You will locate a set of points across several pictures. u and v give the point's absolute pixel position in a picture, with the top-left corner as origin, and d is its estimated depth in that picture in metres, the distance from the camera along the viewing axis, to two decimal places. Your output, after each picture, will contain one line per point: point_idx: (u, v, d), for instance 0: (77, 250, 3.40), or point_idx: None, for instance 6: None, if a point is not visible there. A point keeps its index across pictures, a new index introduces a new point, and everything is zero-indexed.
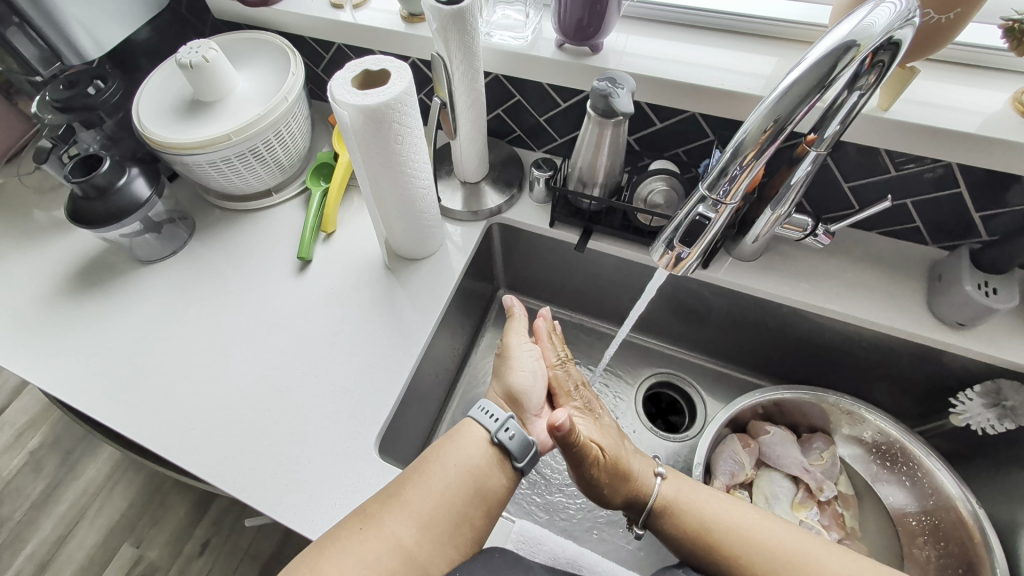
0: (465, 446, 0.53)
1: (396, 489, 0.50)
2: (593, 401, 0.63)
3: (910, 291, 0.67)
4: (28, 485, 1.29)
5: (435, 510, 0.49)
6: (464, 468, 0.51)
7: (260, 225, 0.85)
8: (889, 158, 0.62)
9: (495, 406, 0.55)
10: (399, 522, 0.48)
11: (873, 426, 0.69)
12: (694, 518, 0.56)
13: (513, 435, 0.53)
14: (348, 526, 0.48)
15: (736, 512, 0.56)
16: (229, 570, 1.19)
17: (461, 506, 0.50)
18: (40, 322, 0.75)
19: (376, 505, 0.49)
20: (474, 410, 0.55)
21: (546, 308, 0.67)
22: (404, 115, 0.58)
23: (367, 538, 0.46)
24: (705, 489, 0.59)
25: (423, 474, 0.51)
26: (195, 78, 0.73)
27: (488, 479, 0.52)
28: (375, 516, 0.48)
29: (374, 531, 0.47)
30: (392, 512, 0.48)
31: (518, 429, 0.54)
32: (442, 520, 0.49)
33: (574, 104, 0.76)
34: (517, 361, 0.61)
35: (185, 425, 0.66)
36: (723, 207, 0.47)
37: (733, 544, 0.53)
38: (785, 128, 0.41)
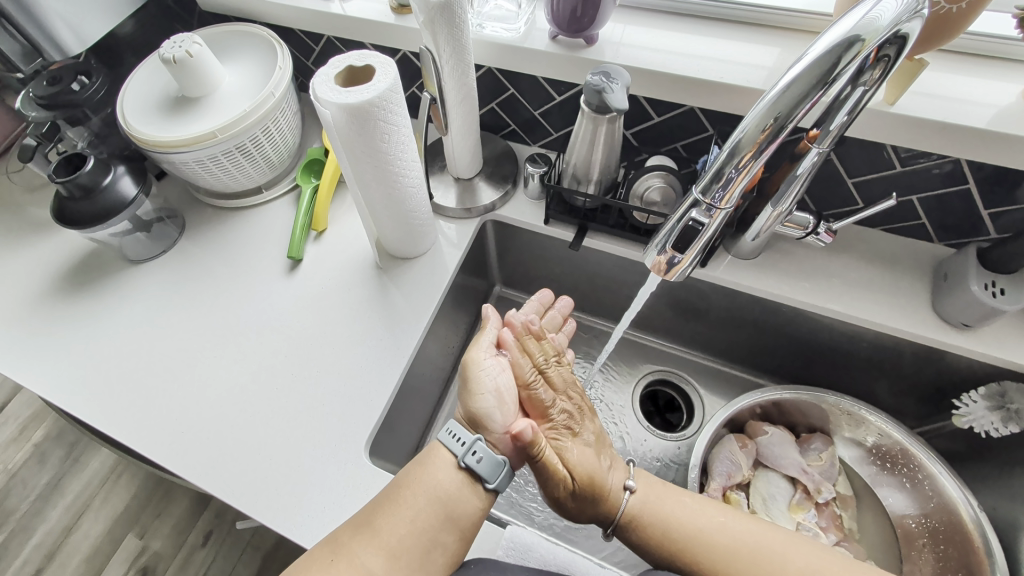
0: (435, 468, 0.51)
1: (367, 517, 0.49)
2: (575, 414, 0.58)
3: (914, 290, 0.65)
4: (33, 477, 1.30)
5: (405, 538, 0.47)
6: (433, 491, 0.49)
7: (250, 223, 0.84)
8: (894, 153, 0.60)
9: (462, 429, 0.52)
10: (370, 551, 0.46)
11: (874, 427, 0.67)
12: (658, 528, 0.53)
13: (481, 458, 0.50)
14: (319, 560, 0.46)
15: (704, 516, 0.54)
16: (232, 561, 1.20)
17: (432, 534, 0.48)
18: (31, 321, 0.75)
19: (347, 534, 0.48)
20: (441, 432, 0.52)
21: (512, 314, 0.58)
22: (391, 113, 0.56)
23: (339, 569, 0.45)
24: (671, 493, 0.56)
25: (392, 500, 0.49)
26: (179, 74, 0.71)
27: (461, 504, 0.50)
28: (344, 548, 0.46)
29: (344, 563, 0.45)
30: (360, 540, 0.47)
31: (487, 450, 0.51)
32: (413, 549, 0.47)
33: (569, 97, 0.74)
34: (478, 382, 0.54)
35: (176, 429, 0.65)
36: (718, 211, 0.45)
37: (695, 548, 0.52)
38: (786, 127, 0.39)
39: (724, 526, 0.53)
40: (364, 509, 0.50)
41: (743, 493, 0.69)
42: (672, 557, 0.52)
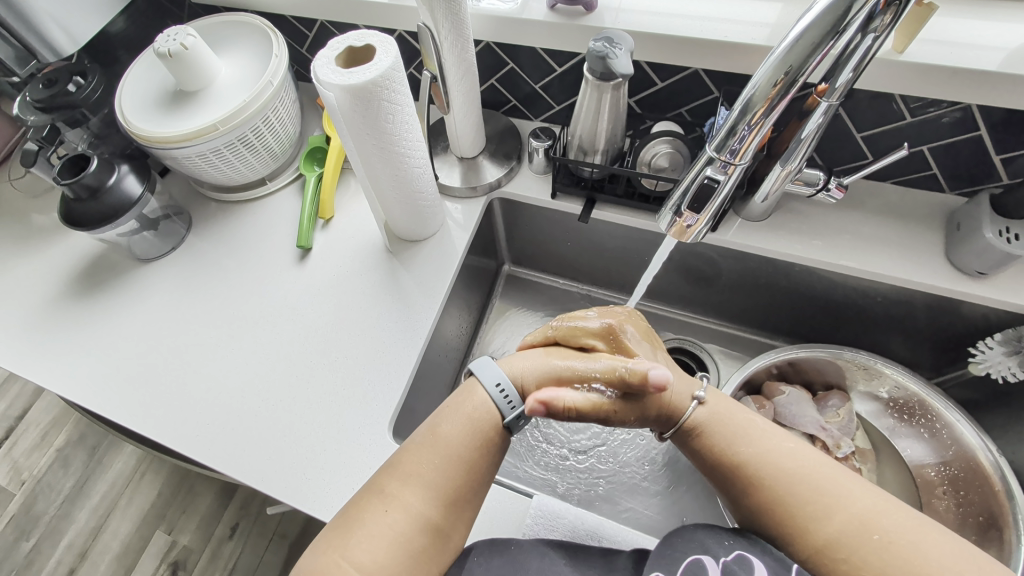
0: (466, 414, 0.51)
1: (410, 464, 0.49)
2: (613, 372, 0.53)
3: (927, 242, 0.65)
4: (59, 481, 1.33)
5: (453, 483, 0.48)
6: (469, 433, 0.50)
7: (257, 216, 0.84)
8: (903, 104, 0.59)
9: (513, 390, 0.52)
10: (423, 501, 0.47)
11: (889, 379, 0.68)
12: (722, 439, 0.51)
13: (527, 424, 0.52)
14: (370, 507, 0.47)
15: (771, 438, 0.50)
16: (260, 550, 1.23)
17: (477, 474, 0.50)
18: (48, 325, 0.75)
19: (388, 481, 0.48)
20: (489, 385, 0.52)
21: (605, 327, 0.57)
22: (393, 93, 0.56)
23: (394, 520, 0.46)
24: (741, 415, 0.52)
25: (434, 448, 0.49)
26: (174, 67, 0.70)
27: (499, 446, 0.51)
28: (397, 498, 0.47)
29: (400, 514, 0.46)
30: (410, 488, 0.48)
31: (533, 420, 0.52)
32: (461, 491, 0.49)
33: (570, 68, 0.73)
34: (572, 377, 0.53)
35: (200, 421, 0.66)
36: (732, 168, 0.45)
37: (754, 464, 0.48)
38: (798, 81, 0.39)
39: (778, 451, 0.49)
40: (405, 453, 0.50)
41: None
42: (725, 470, 0.50)
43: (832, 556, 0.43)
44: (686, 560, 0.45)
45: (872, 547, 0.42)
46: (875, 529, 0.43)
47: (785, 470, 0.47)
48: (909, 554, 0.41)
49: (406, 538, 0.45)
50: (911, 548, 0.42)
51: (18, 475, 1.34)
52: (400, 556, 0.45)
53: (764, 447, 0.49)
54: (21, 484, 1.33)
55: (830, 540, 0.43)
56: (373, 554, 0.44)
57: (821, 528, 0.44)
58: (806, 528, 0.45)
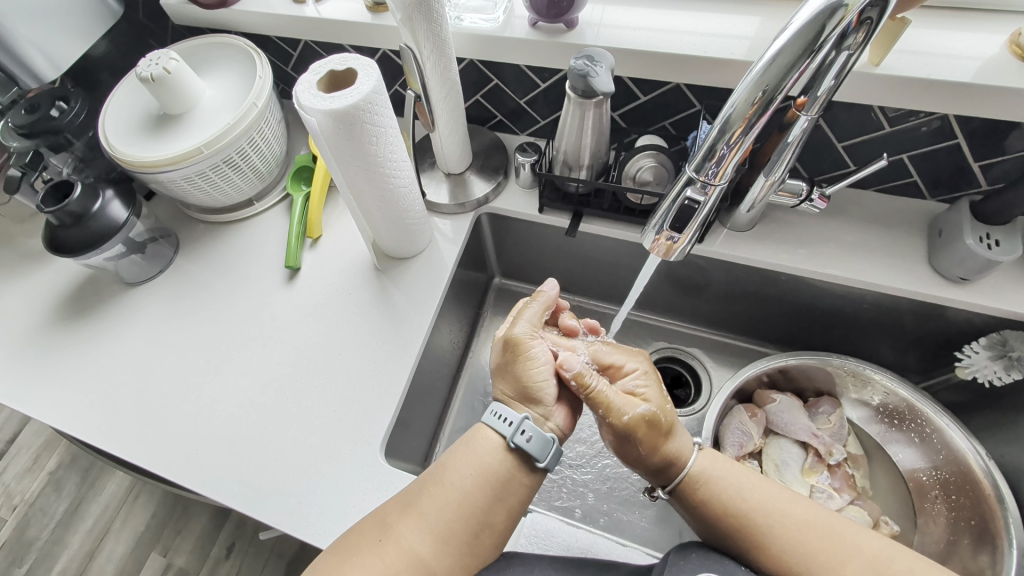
0: (472, 451, 0.51)
1: (412, 498, 0.50)
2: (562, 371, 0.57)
3: (911, 249, 0.65)
4: (51, 505, 1.31)
5: (450, 522, 0.48)
6: (474, 478, 0.50)
7: (244, 236, 0.83)
8: (882, 114, 0.60)
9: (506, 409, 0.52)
10: (419, 538, 0.47)
11: (879, 385, 0.68)
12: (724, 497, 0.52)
13: (530, 437, 0.51)
14: (367, 540, 0.48)
15: (768, 492, 0.52)
16: (257, 571, 1.21)
17: (479, 517, 0.49)
18: (33, 352, 0.74)
19: (391, 514, 0.49)
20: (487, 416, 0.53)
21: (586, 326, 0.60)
22: (376, 115, 0.55)
23: (387, 553, 0.46)
24: (740, 467, 0.54)
25: (437, 485, 0.50)
26: (158, 91, 0.70)
27: (507, 485, 0.50)
28: (393, 531, 0.48)
29: (394, 547, 0.47)
30: (407, 523, 0.48)
31: (535, 429, 0.51)
32: (461, 532, 0.48)
33: (554, 83, 0.73)
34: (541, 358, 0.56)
35: (189, 446, 0.66)
36: (713, 187, 0.45)
37: (762, 521, 0.50)
38: (775, 99, 0.39)
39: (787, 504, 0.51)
40: (408, 492, 0.50)
41: (756, 461, 0.71)
42: (733, 531, 0.50)
43: None
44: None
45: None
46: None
47: (802, 525, 0.49)
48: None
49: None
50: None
51: (10, 500, 1.32)
52: None
53: (774, 503, 0.51)
54: (13, 509, 1.31)
55: None
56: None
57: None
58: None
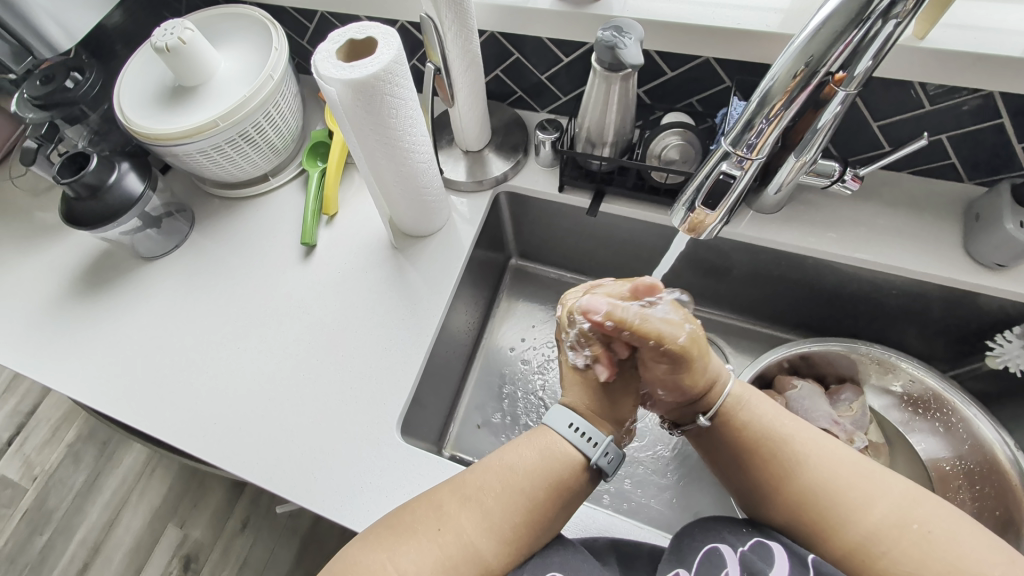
0: (541, 452, 0.50)
1: (471, 490, 0.49)
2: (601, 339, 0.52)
3: (944, 233, 0.63)
4: (70, 476, 1.34)
5: (512, 519, 0.48)
6: (540, 479, 0.49)
7: (260, 212, 0.83)
8: (923, 91, 0.57)
9: (593, 430, 0.51)
10: (479, 530, 0.47)
11: (905, 374, 0.67)
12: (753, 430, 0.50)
13: (612, 459, 0.51)
14: (423, 525, 0.48)
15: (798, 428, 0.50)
16: (271, 544, 1.24)
17: (541, 515, 0.48)
18: (53, 324, 0.75)
19: (449, 503, 0.49)
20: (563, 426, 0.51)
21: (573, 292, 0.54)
22: (396, 85, 0.54)
23: (445, 544, 0.46)
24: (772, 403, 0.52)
25: (502, 480, 0.49)
26: (173, 62, 0.69)
27: (572, 490, 0.50)
28: (451, 518, 0.48)
29: (452, 535, 0.47)
30: (467, 515, 0.48)
31: (617, 451, 0.51)
32: (521, 531, 0.48)
33: (577, 57, 0.71)
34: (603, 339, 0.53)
35: (208, 420, 0.66)
36: (749, 163, 0.44)
37: (788, 455, 0.48)
38: (818, 72, 0.38)
39: (818, 439, 0.49)
40: (468, 481, 0.50)
41: None
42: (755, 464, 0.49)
43: (872, 548, 0.44)
44: (703, 548, 0.48)
45: (913, 540, 0.43)
46: (914, 520, 0.44)
47: (829, 464, 0.48)
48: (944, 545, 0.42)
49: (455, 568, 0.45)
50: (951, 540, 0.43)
51: (31, 470, 1.35)
52: None
53: (805, 436, 0.49)
54: (34, 479, 1.34)
55: (873, 531, 0.44)
56: (417, 567, 0.45)
57: (857, 522, 0.45)
58: (848, 519, 0.45)
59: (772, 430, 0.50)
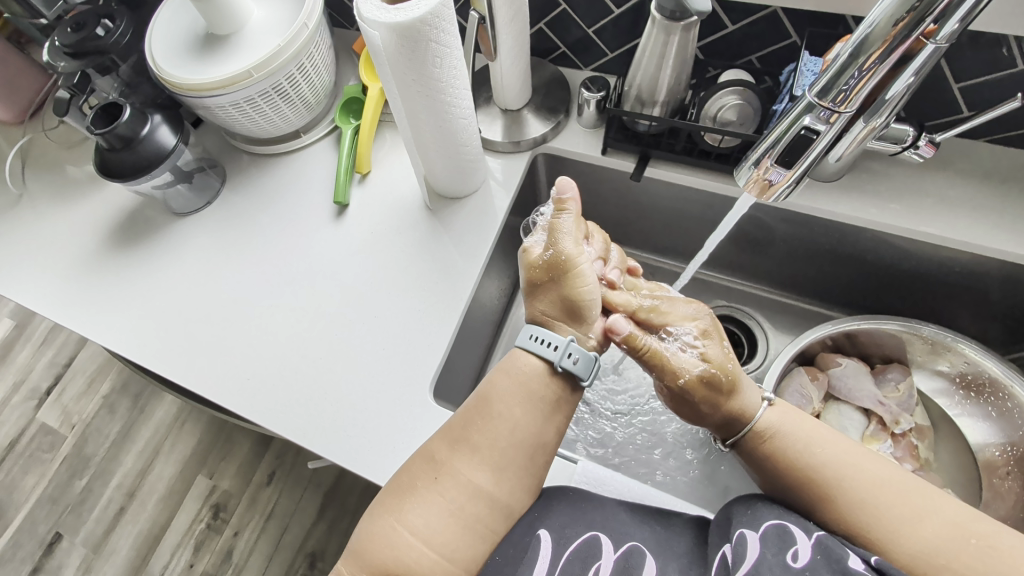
0: (514, 378, 0.51)
1: (459, 433, 0.50)
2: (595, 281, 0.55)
3: (1018, 208, 0.59)
4: (106, 426, 1.39)
5: (505, 450, 0.49)
6: (518, 407, 0.50)
7: (291, 170, 0.81)
8: (1015, 49, 0.52)
9: (549, 335, 0.52)
10: (475, 468, 0.48)
11: (960, 355, 0.64)
12: (787, 451, 0.49)
13: (577, 359, 0.51)
14: (422, 478, 0.48)
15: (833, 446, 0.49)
16: (296, 498, 1.27)
17: (530, 438, 0.50)
18: (89, 275, 0.75)
19: (441, 450, 0.49)
20: (525, 340, 0.52)
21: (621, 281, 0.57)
22: (441, 32, 0.51)
23: (448, 487, 0.47)
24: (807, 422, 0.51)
25: (486, 420, 0.49)
26: (206, 8, 0.66)
27: (553, 407, 0.51)
28: (446, 465, 0.48)
29: (452, 479, 0.48)
30: (462, 458, 0.48)
31: (582, 353, 0.51)
32: (517, 458, 0.49)
33: (629, 9, 0.67)
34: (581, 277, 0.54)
35: (242, 376, 0.66)
36: (835, 117, 0.40)
37: (825, 475, 0.47)
38: (926, 18, 0.34)
39: (874, 460, 0.48)
40: (455, 428, 0.50)
41: None
42: (792, 487, 0.48)
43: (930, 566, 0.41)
44: (770, 523, 0.43)
45: (975, 559, 0.41)
46: (971, 535, 0.42)
47: (874, 481, 0.46)
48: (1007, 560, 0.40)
49: (463, 507, 0.47)
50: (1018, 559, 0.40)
51: (69, 418, 1.41)
52: (456, 524, 0.46)
53: (848, 453, 0.48)
54: (72, 427, 1.39)
55: (928, 548, 0.42)
56: (430, 521, 0.46)
57: (909, 538, 0.42)
58: (905, 536, 0.43)
59: (810, 448, 0.49)
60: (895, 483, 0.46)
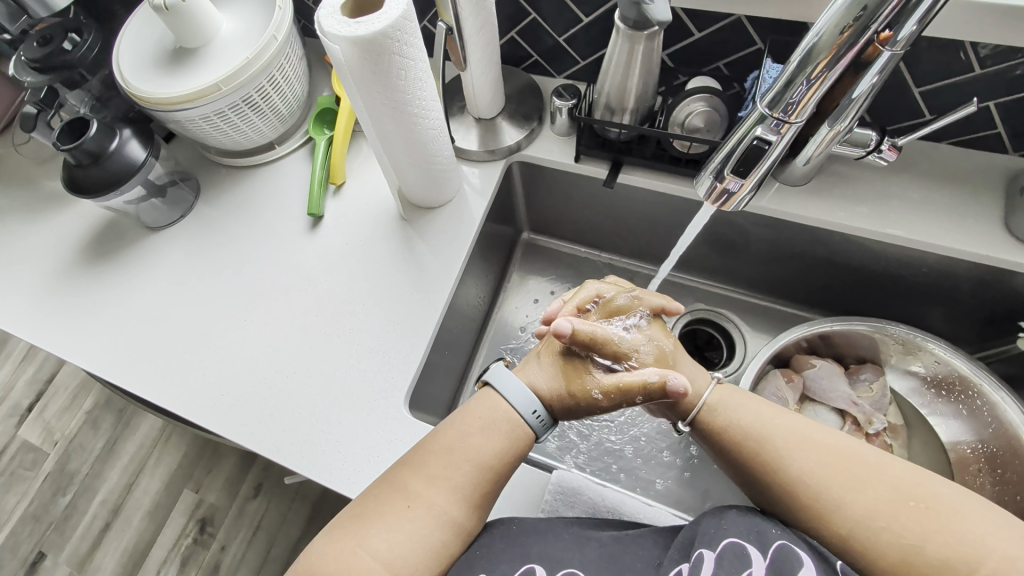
0: (490, 419, 0.51)
1: (432, 465, 0.49)
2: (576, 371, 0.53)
3: (981, 209, 0.60)
4: (89, 442, 1.37)
5: (477, 485, 0.49)
6: (494, 445, 0.50)
7: (265, 182, 0.81)
8: (972, 53, 0.53)
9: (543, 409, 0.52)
10: (447, 502, 0.48)
11: (930, 355, 0.65)
12: (736, 428, 0.50)
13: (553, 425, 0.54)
14: (392, 504, 0.48)
15: (780, 420, 0.50)
16: (283, 510, 1.26)
17: (500, 476, 0.50)
18: (60, 293, 0.74)
19: (413, 480, 0.49)
20: (526, 411, 0.52)
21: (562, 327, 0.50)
22: (405, 45, 0.51)
23: (418, 518, 0.47)
24: (755, 401, 0.52)
25: (461, 453, 0.50)
26: (172, 21, 0.66)
27: (525, 450, 0.52)
28: (418, 494, 0.48)
29: (422, 510, 0.47)
30: (434, 489, 0.48)
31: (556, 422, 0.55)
32: (485, 495, 0.50)
33: (598, 18, 0.67)
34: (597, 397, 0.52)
35: (215, 392, 0.65)
36: (786, 127, 0.41)
37: (771, 448, 0.47)
38: (869, 27, 0.35)
39: (817, 428, 0.49)
40: (429, 458, 0.50)
41: None
42: (742, 462, 0.49)
43: (872, 529, 0.42)
44: (726, 539, 0.43)
45: (909, 519, 0.42)
46: (911, 497, 0.43)
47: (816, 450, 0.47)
48: (943, 524, 0.41)
49: (428, 539, 0.47)
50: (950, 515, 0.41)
51: (51, 435, 1.38)
52: (419, 554, 0.46)
53: (796, 424, 0.49)
54: (54, 444, 1.37)
55: (868, 513, 0.43)
56: (392, 546, 0.45)
57: (853, 504, 0.43)
58: (843, 499, 0.44)
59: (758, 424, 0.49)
60: (840, 451, 0.46)
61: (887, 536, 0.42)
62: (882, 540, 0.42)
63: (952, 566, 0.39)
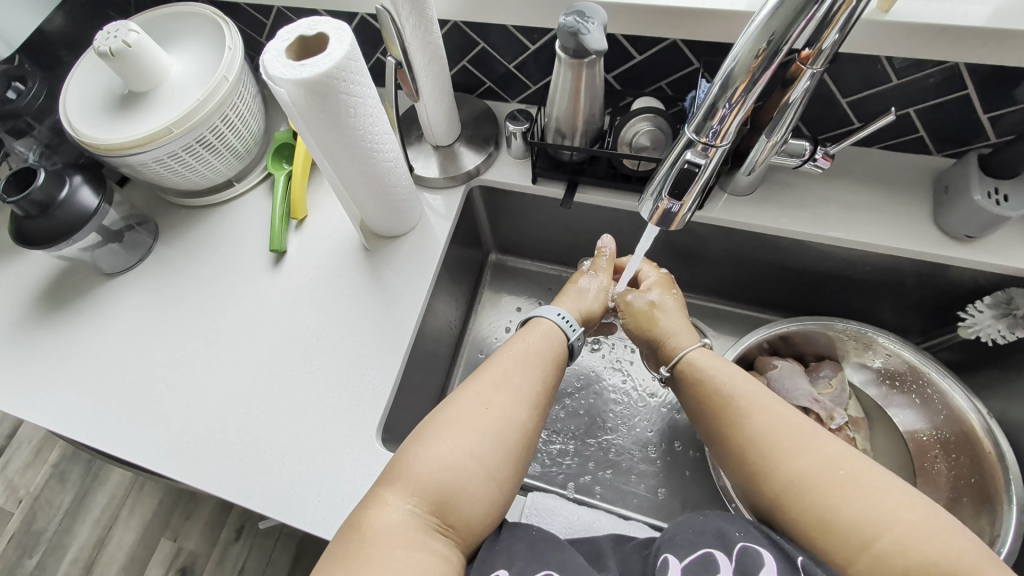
0: (545, 335, 0.59)
1: (501, 374, 0.54)
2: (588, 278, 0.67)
3: (914, 208, 0.64)
4: (56, 497, 1.31)
5: (541, 389, 0.55)
6: (548, 356, 0.57)
7: (226, 220, 0.80)
8: (889, 65, 0.57)
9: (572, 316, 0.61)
10: (517, 404, 0.52)
11: (881, 348, 0.68)
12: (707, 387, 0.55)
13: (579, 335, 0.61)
14: (474, 404, 0.51)
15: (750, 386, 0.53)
16: (268, 550, 1.23)
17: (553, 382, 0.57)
18: (14, 349, 0.72)
19: (486, 389, 0.53)
20: (552, 315, 0.61)
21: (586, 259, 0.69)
22: (350, 84, 0.52)
23: (495, 417, 0.51)
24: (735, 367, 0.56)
25: (523, 361, 0.56)
26: (120, 67, 0.65)
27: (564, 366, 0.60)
28: (493, 400, 0.52)
29: (499, 411, 0.51)
30: (506, 394, 0.53)
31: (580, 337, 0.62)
32: (545, 401, 0.55)
33: (544, 45, 0.70)
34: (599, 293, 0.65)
35: (182, 439, 0.64)
36: (714, 150, 0.43)
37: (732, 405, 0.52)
38: (780, 50, 0.37)
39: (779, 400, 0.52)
40: (489, 372, 0.55)
41: None
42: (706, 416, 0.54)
43: (799, 492, 0.46)
44: (697, 551, 0.45)
45: (834, 487, 0.45)
46: (841, 468, 0.46)
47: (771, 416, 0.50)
48: (862, 496, 0.44)
49: (506, 435, 0.50)
50: (871, 491, 0.44)
51: (14, 493, 1.32)
52: (498, 448, 0.49)
53: (761, 393, 0.52)
54: (18, 503, 1.31)
55: (801, 476, 0.46)
56: (476, 443, 0.49)
57: (790, 466, 0.47)
58: (782, 463, 0.47)
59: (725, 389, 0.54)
60: (795, 421, 0.50)
61: (808, 496, 0.45)
62: (804, 501, 0.45)
63: (858, 533, 0.42)
